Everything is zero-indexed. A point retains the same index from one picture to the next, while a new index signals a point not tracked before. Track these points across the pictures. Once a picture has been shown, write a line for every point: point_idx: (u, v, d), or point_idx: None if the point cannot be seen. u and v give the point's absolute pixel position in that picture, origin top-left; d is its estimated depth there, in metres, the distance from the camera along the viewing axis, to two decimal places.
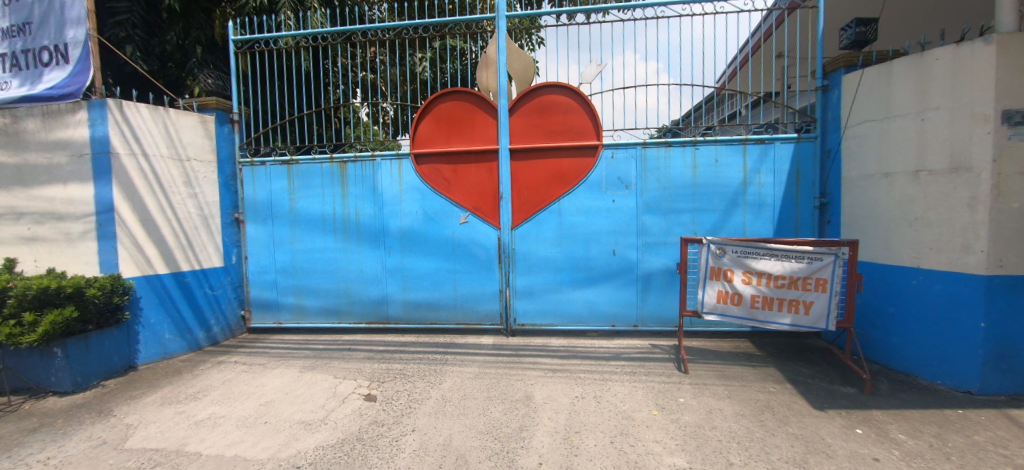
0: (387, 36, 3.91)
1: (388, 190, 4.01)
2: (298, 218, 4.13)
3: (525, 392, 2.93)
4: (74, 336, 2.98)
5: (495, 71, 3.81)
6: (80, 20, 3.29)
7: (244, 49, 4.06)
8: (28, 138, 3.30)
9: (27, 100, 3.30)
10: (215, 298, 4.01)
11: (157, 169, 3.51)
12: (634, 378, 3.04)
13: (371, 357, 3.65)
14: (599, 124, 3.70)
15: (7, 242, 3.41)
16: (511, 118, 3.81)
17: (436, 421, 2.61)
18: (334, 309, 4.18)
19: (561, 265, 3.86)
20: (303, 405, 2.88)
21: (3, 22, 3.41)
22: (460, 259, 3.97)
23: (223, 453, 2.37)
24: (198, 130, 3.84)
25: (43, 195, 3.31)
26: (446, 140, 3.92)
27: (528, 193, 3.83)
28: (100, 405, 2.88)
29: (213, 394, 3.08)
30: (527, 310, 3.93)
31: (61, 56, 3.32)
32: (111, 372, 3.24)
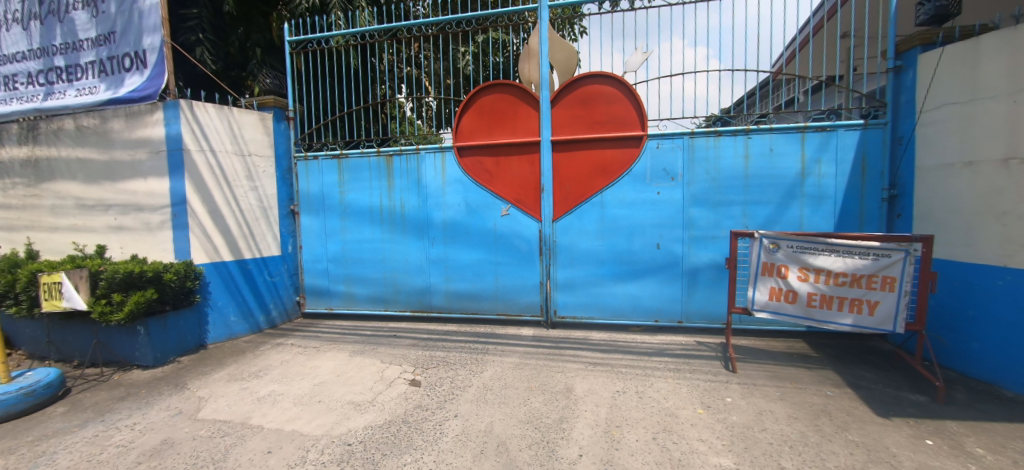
0: (430, 31, 3.96)
1: (432, 182, 4.10)
2: (348, 210, 4.32)
3: (566, 384, 2.93)
4: (155, 315, 3.33)
5: (537, 62, 3.79)
6: (156, 28, 3.57)
7: (298, 50, 4.28)
8: (114, 137, 3.66)
9: (113, 102, 3.64)
10: (274, 285, 4.29)
11: (223, 164, 3.78)
12: (679, 375, 2.96)
13: (415, 344, 3.78)
14: (644, 114, 3.59)
15: (98, 230, 3.81)
16: (553, 110, 3.77)
17: (478, 407, 2.67)
18: (381, 297, 4.35)
19: (603, 259, 3.80)
20: (353, 387, 3.04)
21: (92, 32, 3.78)
22: (502, 251, 4.01)
23: (282, 428, 2.56)
24: (258, 128, 4.09)
25: (127, 189, 3.66)
26: (488, 133, 3.95)
27: (570, 186, 3.79)
28: (176, 379, 3.19)
29: (272, 373, 3.30)
30: (568, 302, 3.91)
31: (140, 62, 3.63)
32: (185, 350, 3.56)
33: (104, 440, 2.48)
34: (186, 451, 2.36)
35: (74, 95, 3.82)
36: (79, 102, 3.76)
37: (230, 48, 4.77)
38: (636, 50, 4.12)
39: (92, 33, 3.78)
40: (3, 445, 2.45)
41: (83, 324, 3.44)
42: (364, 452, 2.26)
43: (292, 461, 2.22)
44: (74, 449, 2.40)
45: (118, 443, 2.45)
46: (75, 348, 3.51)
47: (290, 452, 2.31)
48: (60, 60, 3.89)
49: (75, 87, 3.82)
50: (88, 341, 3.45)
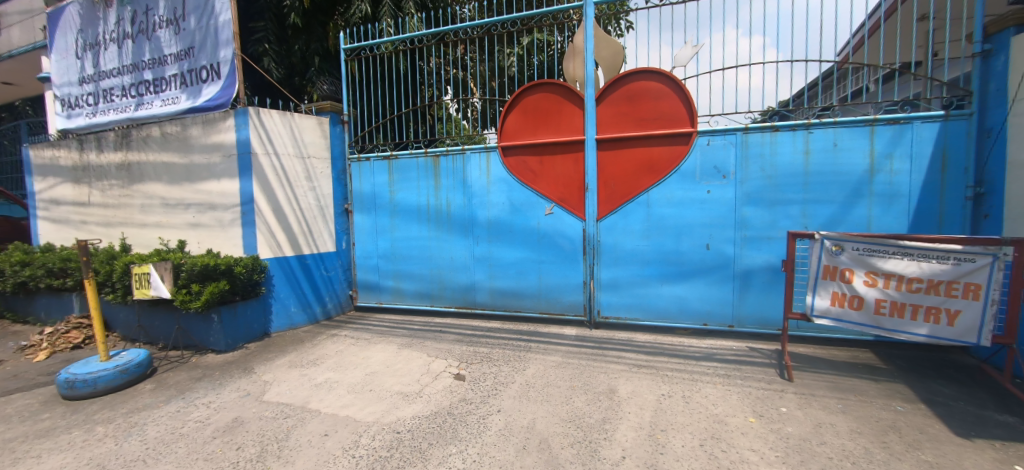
0: (476, 33, 4.04)
1: (477, 182, 4.19)
2: (397, 209, 4.50)
3: (610, 384, 2.91)
4: (227, 304, 3.65)
5: (582, 60, 3.77)
6: (228, 41, 3.89)
7: (352, 56, 4.50)
8: (193, 142, 4.03)
9: (192, 111, 4.05)
10: (329, 279, 4.56)
11: (286, 166, 4.06)
12: (729, 381, 2.85)
13: (459, 340, 3.88)
14: (694, 109, 3.46)
15: (180, 227, 4.22)
16: (598, 108, 3.73)
17: (521, 404, 2.71)
18: (427, 293, 4.51)
19: (649, 259, 3.72)
20: (402, 378, 3.18)
21: (175, 48, 4.18)
22: (545, 249, 4.02)
23: (337, 413, 2.73)
24: (316, 131, 4.35)
25: (204, 189, 4.02)
26: (533, 132, 3.97)
27: (615, 184, 3.74)
28: (245, 364, 3.48)
29: (327, 361, 3.52)
30: (611, 303, 3.86)
31: (215, 73, 3.97)
32: (252, 337, 3.88)
33: (185, 416, 2.77)
34: (253, 429, 2.58)
35: (161, 105, 4.29)
36: (166, 112, 4.22)
37: (292, 57, 5.11)
38: (686, 43, 3.96)
39: (174, 48, 4.19)
40: (105, 415, 2.82)
41: (167, 311, 3.83)
42: (412, 441, 2.36)
43: (346, 445, 2.36)
44: (161, 422, 2.71)
45: (196, 419, 2.72)
46: (160, 332, 3.92)
47: (344, 436, 2.46)
48: (148, 74, 4.35)
49: (161, 98, 4.28)
50: (170, 326, 3.85)
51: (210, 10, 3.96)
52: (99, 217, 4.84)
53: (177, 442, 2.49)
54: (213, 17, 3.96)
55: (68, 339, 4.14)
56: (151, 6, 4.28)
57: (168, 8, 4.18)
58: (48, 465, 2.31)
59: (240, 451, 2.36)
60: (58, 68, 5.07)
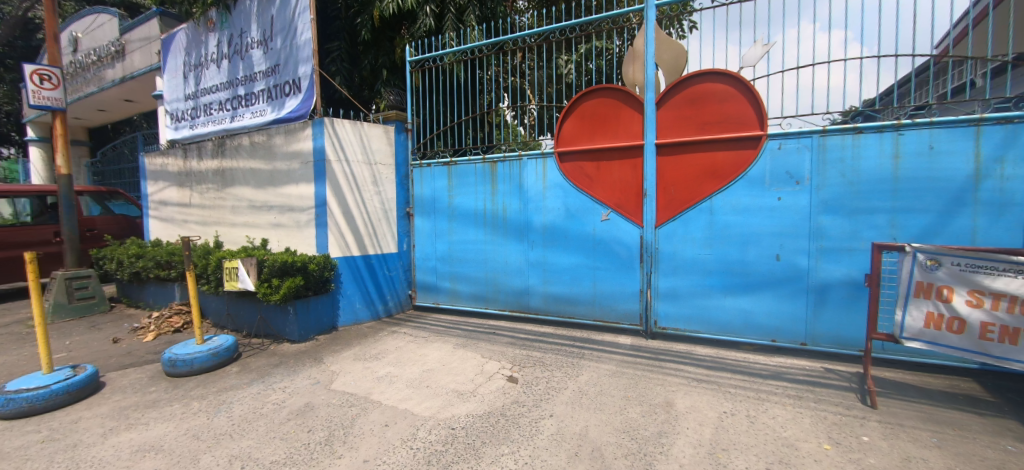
0: (534, 41, 4.13)
1: (533, 187, 4.24)
2: (455, 212, 4.66)
3: (666, 397, 2.81)
4: (301, 299, 3.97)
5: (643, 64, 3.71)
6: (308, 58, 4.26)
7: (417, 68, 4.76)
8: (276, 150, 4.45)
9: (278, 123, 4.50)
10: (391, 278, 4.82)
11: (355, 172, 4.37)
12: (801, 403, 2.65)
13: (512, 343, 3.94)
14: (764, 111, 3.27)
15: (263, 227, 4.66)
16: (659, 112, 3.65)
17: (573, 410, 2.70)
18: (482, 295, 4.62)
19: (711, 269, 3.56)
20: (457, 376, 3.29)
21: (263, 65, 4.65)
22: (600, 256, 3.98)
23: (397, 406, 2.88)
24: (383, 139, 4.63)
25: (284, 193, 4.42)
26: (591, 137, 3.96)
27: (675, 190, 3.62)
28: (315, 354, 3.77)
29: (388, 356, 3.72)
30: (669, 313, 3.73)
31: (296, 87, 4.37)
32: (321, 330, 4.20)
33: (264, 397, 3.06)
34: (321, 415, 2.80)
35: (252, 117, 4.81)
36: (256, 123, 4.73)
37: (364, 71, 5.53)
38: (756, 42, 3.75)
39: (263, 66, 4.66)
40: (199, 392, 3.19)
41: (251, 303, 4.25)
42: (466, 437, 2.44)
43: (404, 437, 2.49)
44: (244, 402, 3.01)
45: (274, 401, 3.00)
46: (245, 321, 4.36)
47: (403, 428, 2.60)
48: (241, 90, 4.89)
49: (252, 110, 4.80)
50: (254, 316, 4.27)
51: (294, 31, 4.36)
52: (198, 216, 5.48)
53: (257, 421, 2.75)
54: (296, 36, 4.36)
55: (171, 323, 4.71)
56: (245, 29, 4.81)
57: (259, 30, 4.67)
58: (155, 432, 2.67)
59: (310, 433, 2.57)
60: (169, 86, 5.83)
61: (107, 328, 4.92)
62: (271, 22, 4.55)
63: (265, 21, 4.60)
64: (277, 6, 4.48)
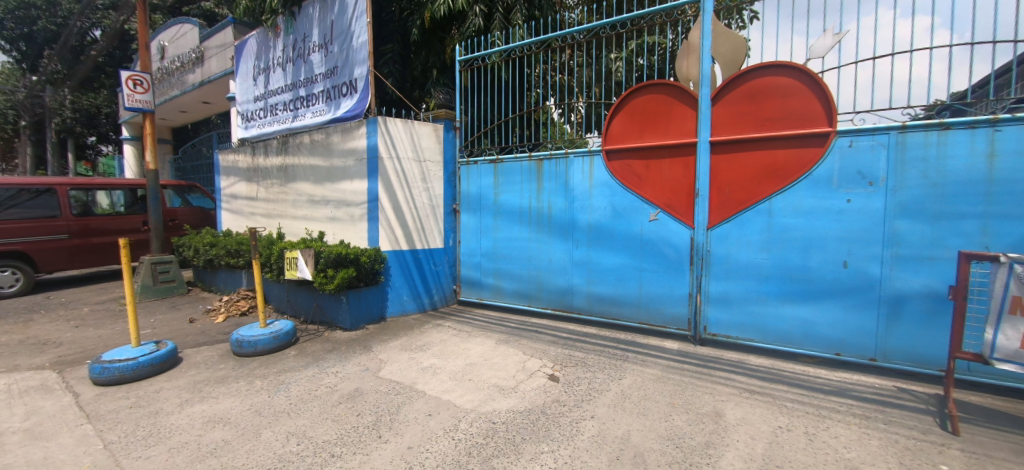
0: (584, 38, 4.08)
1: (580, 186, 4.20)
2: (501, 210, 4.71)
3: (715, 407, 2.69)
4: (353, 289, 4.22)
5: (697, 58, 3.58)
6: (364, 60, 4.46)
7: (466, 67, 4.86)
8: (333, 147, 4.72)
9: (336, 122, 4.78)
10: (437, 273, 4.96)
11: (405, 169, 4.53)
12: (867, 423, 2.44)
13: (554, 341, 3.93)
14: (833, 106, 3.04)
15: (321, 220, 4.97)
16: (714, 108, 3.49)
17: (615, 412, 2.66)
18: (526, 293, 4.64)
19: (768, 274, 3.37)
20: (498, 372, 3.34)
21: (324, 68, 4.94)
22: (647, 257, 3.87)
23: (440, 396, 2.97)
24: (432, 137, 4.77)
25: (340, 188, 4.69)
26: (640, 135, 3.86)
27: (730, 190, 3.46)
28: (366, 342, 3.97)
29: (433, 348, 3.83)
30: (720, 319, 3.59)
31: (353, 88, 4.60)
32: (371, 320, 4.42)
33: (319, 380, 3.26)
34: (369, 400, 2.94)
35: (312, 117, 5.12)
36: (316, 122, 5.04)
37: (415, 71, 5.72)
38: (825, 32, 3.48)
39: (323, 69, 4.95)
40: (262, 371, 3.45)
41: (307, 291, 4.54)
42: (507, 432, 2.46)
43: (447, 427, 2.56)
44: (301, 383, 3.23)
45: (327, 385, 3.18)
46: (302, 307, 4.66)
47: (446, 418, 2.67)
48: (303, 91, 5.23)
49: (312, 111, 5.12)
50: (310, 304, 4.56)
51: (351, 34, 4.59)
52: (263, 209, 5.91)
53: (312, 401, 2.94)
54: (353, 40, 4.58)
55: (239, 306, 5.13)
56: (308, 34, 5.11)
57: (320, 35, 4.96)
58: (224, 405, 2.93)
59: (359, 417, 2.70)
60: (240, 89, 6.34)
61: (184, 308, 5.44)
62: (330, 27, 4.82)
63: (325, 26, 4.87)
64: (336, 11, 4.73)
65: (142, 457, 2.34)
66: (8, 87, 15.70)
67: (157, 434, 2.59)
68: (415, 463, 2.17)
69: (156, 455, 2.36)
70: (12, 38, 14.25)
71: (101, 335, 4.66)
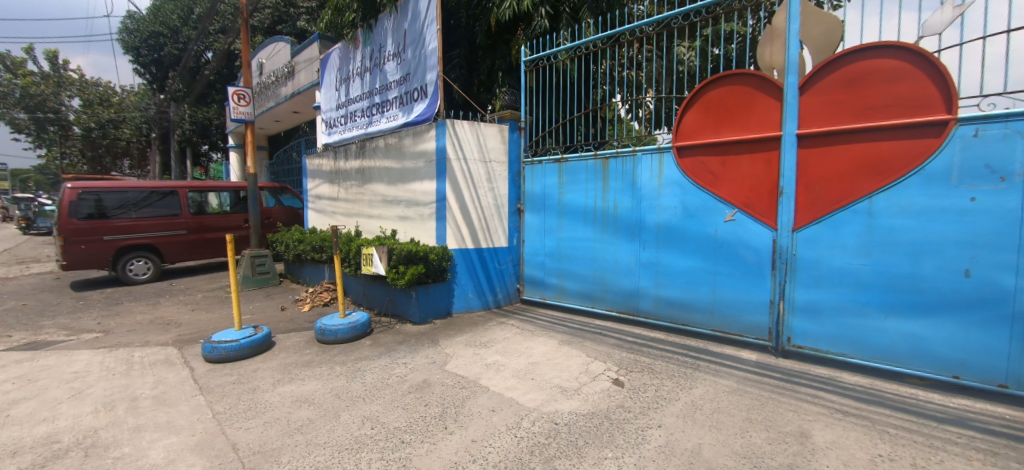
0: (654, 30, 3.91)
1: (648, 184, 4.05)
2: (565, 209, 4.68)
3: (801, 427, 2.44)
4: (422, 285, 4.47)
5: (783, 43, 3.31)
6: (434, 66, 4.66)
7: (531, 67, 4.87)
8: (405, 150, 5.01)
9: (408, 126, 5.06)
10: (501, 271, 5.05)
11: (472, 169, 4.68)
12: (995, 460, 2.05)
13: (619, 345, 3.83)
14: (953, 89, 2.61)
15: (393, 219, 5.30)
16: (803, 97, 3.18)
17: (684, 423, 2.52)
18: (590, 294, 4.57)
19: (867, 282, 3.00)
20: (561, 372, 3.32)
21: (397, 75, 5.25)
22: (722, 260, 3.65)
23: (503, 393, 3.01)
24: (498, 138, 4.86)
25: (411, 189, 4.97)
26: (716, 129, 3.65)
27: (821, 188, 3.13)
28: (433, 337, 4.16)
29: (496, 345, 3.91)
30: (807, 330, 3.27)
31: (424, 93, 4.84)
32: (438, 314, 4.64)
33: (390, 370, 3.46)
34: (436, 392, 3.06)
35: (387, 122, 5.47)
36: (390, 127, 5.37)
37: (482, 75, 5.89)
38: (944, 4, 3.01)
39: (397, 76, 5.26)
40: (342, 358, 3.75)
41: (381, 285, 4.86)
42: (569, 434, 2.44)
43: (510, 424, 2.59)
44: (375, 372, 3.45)
45: (398, 375, 3.37)
46: (376, 301, 5.00)
47: (509, 415, 2.71)
48: (378, 98, 5.61)
49: (387, 116, 5.47)
50: (383, 297, 4.88)
51: (422, 41, 4.82)
52: (343, 208, 6.41)
53: (384, 389, 3.13)
54: (424, 46, 4.81)
55: (322, 297, 5.62)
56: (383, 45, 5.46)
57: (394, 44, 5.27)
58: (309, 387, 3.22)
59: (426, 407, 2.83)
60: (324, 99, 6.94)
61: (277, 297, 6.08)
62: (404, 36, 5.10)
63: (399, 35, 5.17)
64: (409, 21, 5.00)
65: (243, 428, 2.65)
66: (144, 105, 18.63)
67: (255, 408, 2.91)
68: (479, 457, 2.22)
69: (254, 427, 2.65)
70: (146, 63, 16.84)
71: (211, 318, 5.36)
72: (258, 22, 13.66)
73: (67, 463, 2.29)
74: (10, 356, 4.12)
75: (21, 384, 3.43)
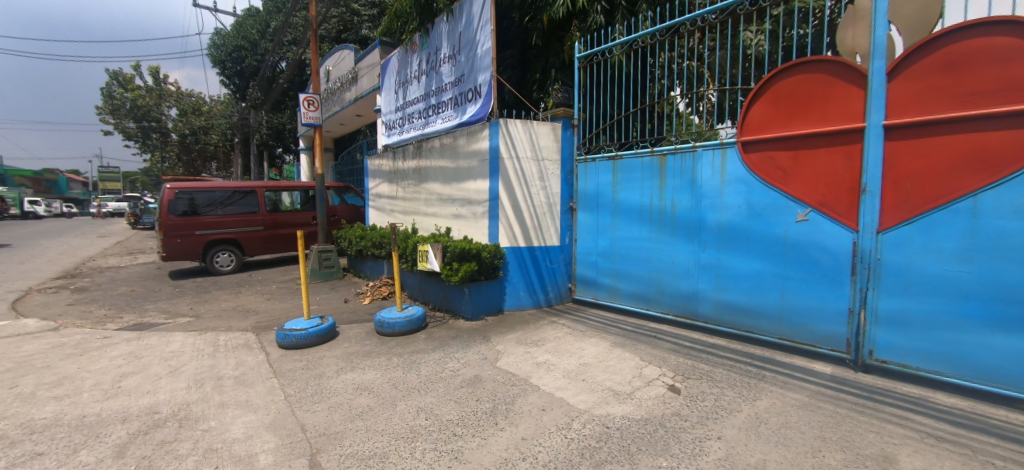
0: (717, 18, 3.70)
1: (709, 182, 3.85)
2: (619, 208, 4.56)
3: (883, 450, 2.19)
4: (475, 282, 4.58)
5: (868, 25, 2.99)
6: (488, 67, 4.73)
7: (585, 63, 4.80)
8: (459, 150, 5.15)
9: (462, 126, 5.19)
10: (553, 270, 5.03)
11: (525, 168, 4.70)
12: None
13: (675, 350, 3.67)
14: None
15: (448, 217, 5.47)
16: (892, 84, 2.85)
17: (746, 437, 2.36)
18: (644, 296, 4.43)
19: (969, 292, 2.62)
20: (614, 375, 3.24)
21: (452, 77, 5.40)
22: (793, 263, 3.40)
23: (554, 393, 3.00)
24: (550, 136, 4.84)
25: (465, 188, 5.11)
26: (788, 122, 3.39)
27: (912, 185, 2.79)
28: (484, 333, 4.24)
29: (547, 344, 3.90)
30: (893, 343, 2.93)
31: (478, 93, 4.93)
32: (489, 310, 4.74)
33: (444, 364, 3.57)
34: (488, 387, 3.12)
35: (442, 123, 5.65)
36: (445, 127, 5.54)
37: (536, 74, 5.90)
38: None
39: (452, 78, 5.41)
40: (400, 350, 3.93)
41: (435, 281, 5.04)
42: (621, 439, 2.38)
43: (560, 424, 2.57)
44: (430, 365, 3.57)
45: (451, 369, 3.47)
46: (431, 296, 5.18)
47: (559, 415, 2.69)
48: (434, 99, 5.80)
49: (443, 117, 5.64)
50: (437, 293, 5.05)
51: (476, 43, 4.90)
52: (401, 207, 6.70)
53: (439, 382, 3.24)
54: (477, 48, 4.90)
55: (381, 291, 5.93)
56: (439, 48, 5.63)
57: (449, 47, 5.41)
58: (369, 376, 3.40)
59: (478, 402, 2.88)
60: (384, 102, 7.29)
61: (341, 290, 6.50)
62: (458, 39, 5.22)
63: (454, 38, 5.29)
64: (463, 23, 5.10)
65: (311, 411, 2.86)
66: (229, 112, 20.67)
67: (320, 393, 3.13)
68: (528, 455, 2.23)
69: (320, 410, 2.85)
70: (230, 74, 18.65)
71: (284, 307, 5.84)
72: (325, 32, 14.68)
73: (166, 432, 2.60)
74: (121, 335, 4.75)
75: (130, 360, 3.95)
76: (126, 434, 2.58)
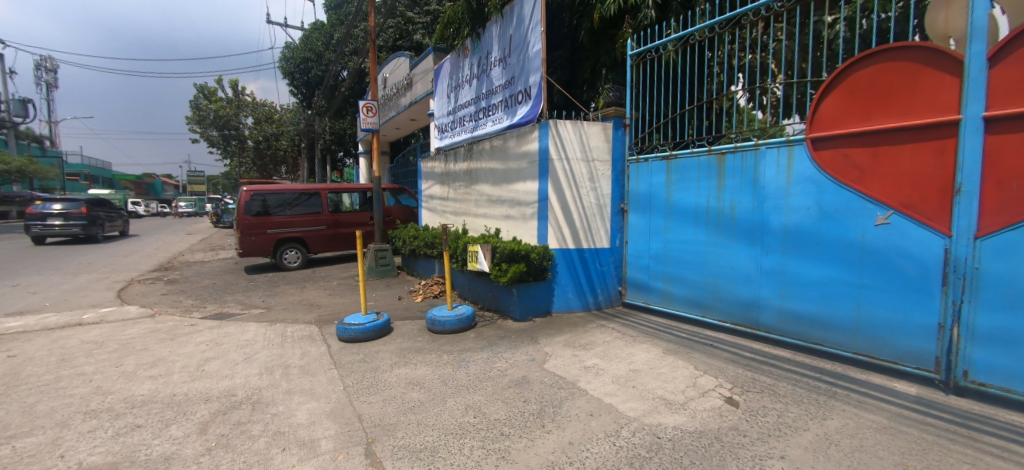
0: (784, 6, 3.47)
1: (774, 183, 3.62)
2: (672, 209, 4.40)
3: None
4: (523, 283, 4.62)
5: (965, 4, 2.65)
6: (538, 68, 4.76)
7: (637, 61, 4.68)
8: (509, 151, 5.21)
9: (512, 128, 5.26)
10: (603, 273, 4.94)
11: (574, 169, 4.66)
12: None
13: (733, 360, 3.47)
14: None
15: (497, 218, 5.55)
16: (996, 70, 2.50)
17: (814, 458, 2.17)
18: (700, 302, 4.23)
19: None
20: (666, 384, 3.12)
21: (502, 79, 5.48)
22: (872, 271, 3.09)
23: (603, 398, 2.95)
24: (601, 136, 4.75)
25: (514, 189, 5.16)
26: (868, 116, 3.08)
27: (1021, 184, 2.42)
28: (533, 334, 4.25)
29: (596, 349, 3.84)
30: (995, 365, 2.56)
31: (528, 95, 4.97)
32: (538, 312, 4.75)
33: (492, 363, 3.62)
34: (535, 389, 3.12)
35: (492, 125, 5.75)
36: (495, 129, 5.63)
37: (585, 73, 5.85)
38: None
39: (502, 80, 5.49)
40: (450, 348, 4.04)
41: (484, 281, 5.14)
42: (673, 451, 2.29)
43: (608, 431, 2.52)
44: (478, 363, 3.64)
45: (499, 368, 3.52)
46: (480, 295, 5.29)
47: (607, 421, 2.64)
48: (484, 102, 5.92)
49: (493, 119, 5.74)
50: (486, 293, 5.15)
51: (526, 45, 4.94)
52: (452, 208, 6.90)
53: (487, 381, 3.29)
54: (528, 50, 4.93)
55: (433, 289, 6.13)
56: (489, 51, 5.74)
57: (499, 50, 5.50)
58: (420, 372, 3.53)
59: (525, 403, 2.90)
60: (437, 106, 7.54)
61: (395, 288, 6.79)
62: (509, 41, 5.29)
63: (504, 41, 5.37)
64: (514, 26, 5.17)
65: (368, 402, 3.01)
66: (296, 120, 22.35)
67: (375, 386, 3.29)
68: (576, 460, 2.21)
69: (376, 402, 3.01)
70: (298, 85, 20.18)
71: (343, 303, 6.21)
72: (382, 42, 15.48)
73: (241, 414, 2.86)
74: (205, 323, 5.29)
75: (212, 346, 4.38)
76: (208, 413, 2.87)
